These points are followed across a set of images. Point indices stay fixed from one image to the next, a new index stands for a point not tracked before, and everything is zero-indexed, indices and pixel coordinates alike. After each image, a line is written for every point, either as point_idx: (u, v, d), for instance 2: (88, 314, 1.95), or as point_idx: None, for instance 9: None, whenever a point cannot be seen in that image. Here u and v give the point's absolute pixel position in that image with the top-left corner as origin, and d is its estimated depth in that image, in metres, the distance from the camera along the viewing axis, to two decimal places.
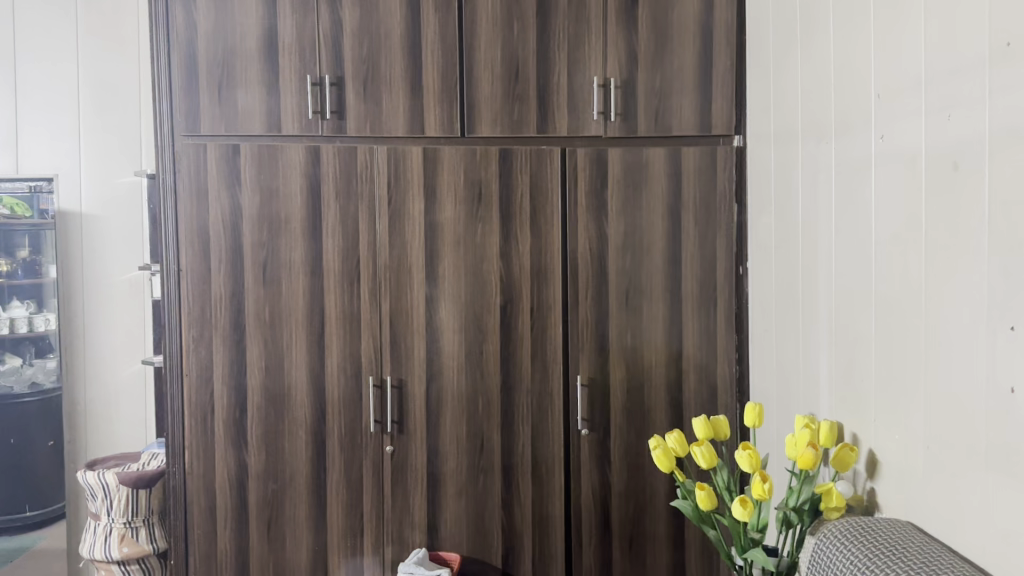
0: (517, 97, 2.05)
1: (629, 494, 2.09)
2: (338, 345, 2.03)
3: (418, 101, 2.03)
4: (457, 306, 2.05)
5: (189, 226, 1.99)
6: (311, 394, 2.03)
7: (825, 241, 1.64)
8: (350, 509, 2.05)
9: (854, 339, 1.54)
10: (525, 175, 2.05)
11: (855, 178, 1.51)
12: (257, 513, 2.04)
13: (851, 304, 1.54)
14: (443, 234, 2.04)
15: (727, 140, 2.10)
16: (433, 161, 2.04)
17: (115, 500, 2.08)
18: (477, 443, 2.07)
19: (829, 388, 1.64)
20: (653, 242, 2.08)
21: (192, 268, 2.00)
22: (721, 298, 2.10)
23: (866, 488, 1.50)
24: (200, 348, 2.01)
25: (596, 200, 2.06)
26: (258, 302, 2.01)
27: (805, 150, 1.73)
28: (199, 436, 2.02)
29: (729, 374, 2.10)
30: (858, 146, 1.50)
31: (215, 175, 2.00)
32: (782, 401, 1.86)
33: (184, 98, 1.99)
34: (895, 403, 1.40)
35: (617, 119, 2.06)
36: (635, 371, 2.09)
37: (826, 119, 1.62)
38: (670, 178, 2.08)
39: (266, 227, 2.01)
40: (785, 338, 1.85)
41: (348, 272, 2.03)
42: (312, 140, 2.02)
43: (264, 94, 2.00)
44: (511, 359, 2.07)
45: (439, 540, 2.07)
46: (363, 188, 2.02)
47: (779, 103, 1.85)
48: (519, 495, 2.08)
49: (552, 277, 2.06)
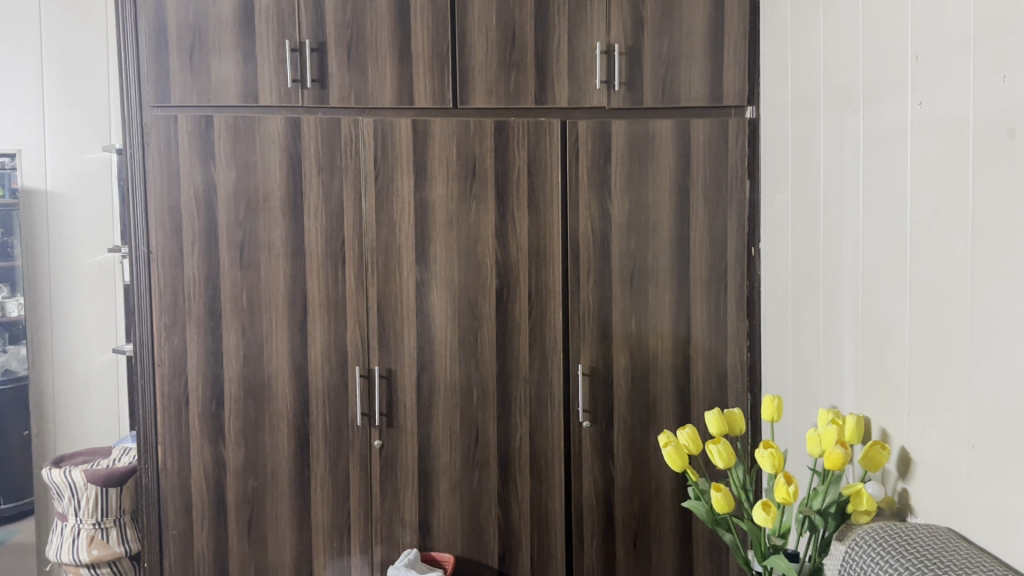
0: (513, 65, 1.90)
1: (633, 489, 1.97)
2: (322, 332, 1.90)
3: (407, 70, 1.89)
4: (449, 291, 1.92)
5: (160, 204, 1.85)
6: (294, 385, 1.90)
7: (851, 221, 1.51)
8: (336, 508, 1.92)
9: (883, 327, 1.41)
10: (522, 149, 1.91)
11: (886, 150, 1.38)
12: (236, 512, 1.90)
13: (880, 289, 1.41)
14: (434, 213, 1.90)
15: (739, 111, 1.96)
16: (423, 133, 1.89)
17: (83, 500, 1.94)
18: (472, 436, 1.94)
19: (854, 380, 1.51)
20: (659, 221, 1.94)
21: (164, 250, 1.85)
22: (732, 282, 1.96)
23: (898, 489, 1.38)
24: (173, 336, 1.87)
25: (599, 175, 1.92)
26: (235, 286, 1.87)
27: (827, 122, 1.59)
28: (173, 431, 1.88)
29: (741, 363, 1.97)
30: (890, 117, 1.36)
31: (187, 149, 1.84)
32: (800, 392, 1.73)
33: (153, 66, 1.83)
34: (933, 397, 1.27)
35: (622, 88, 1.92)
36: (639, 358, 1.95)
37: (853, 86, 1.48)
38: (678, 152, 1.94)
39: (242, 205, 1.86)
40: (803, 324, 1.72)
41: (332, 254, 1.88)
42: (291, 111, 1.88)
43: (239, 61, 1.85)
44: (507, 346, 1.93)
45: (431, 540, 1.95)
46: (348, 164, 1.88)
47: (798, 71, 1.72)
48: (516, 491, 1.96)
49: (552, 259, 1.93)
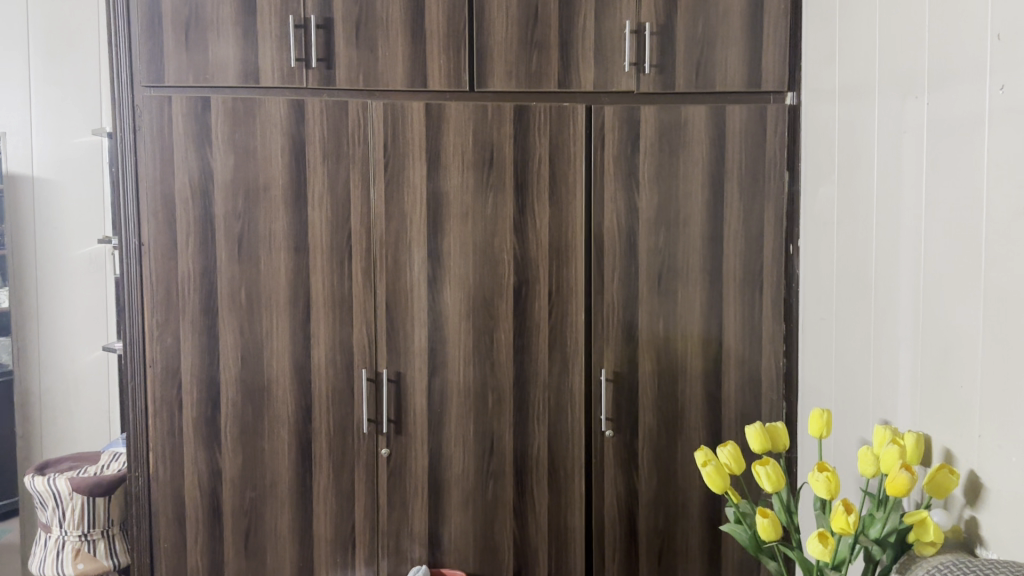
0: (536, 45, 1.76)
1: (659, 503, 1.84)
2: (326, 332, 1.76)
3: (420, 49, 1.74)
4: (464, 289, 1.78)
5: (152, 193, 1.71)
6: (296, 388, 1.76)
7: (911, 219, 1.37)
8: (339, 520, 1.79)
9: (947, 336, 1.27)
10: (544, 136, 1.77)
11: (957, 140, 1.24)
12: (233, 524, 1.77)
13: (945, 294, 1.27)
14: (448, 205, 1.76)
15: (779, 98, 1.81)
16: (437, 119, 1.75)
17: (68, 511, 1.81)
18: (486, 445, 1.81)
19: (912, 393, 1.37)
20: (691, 215, 1.80)
21: (156, 242, 1.72)
22: (767, 282, 1.82)
23: (965, 517, 1.24)
24: (165, 335, 1.73)
25: (627, 165, 1.78)
26: (233, 282, 1.73)
27: (884, 109, 1.45)
28: (165, 436, 1.75)
29: (776, 368, 1.84)
30: (964, 102, 1.22)
31: (182, 133, 1.70)
32: (847, 403, 1.59)
33: (146, 43, 1.69)
34: (1008, 418, 1.13)
35: (652, 71, 1.78)
36: (667, 363, 1.82)
37: (917, 69, 1.34)
38: (713, 141, 1.80)
39: (241, 193, 1.72)
40: (850, 328, 1.58)
41: (339, 248, 1.75)
42: (295, 93, 1.73)
43: (239, 39, 1.70)
44: (525, 349, 1.80)
45: (442, 555, 1.82)
46: (356, 150, 1.74)
47: (848, 53, 1.57)
48: (533, 504, 1.82)
49: (575, 255, 1.79)
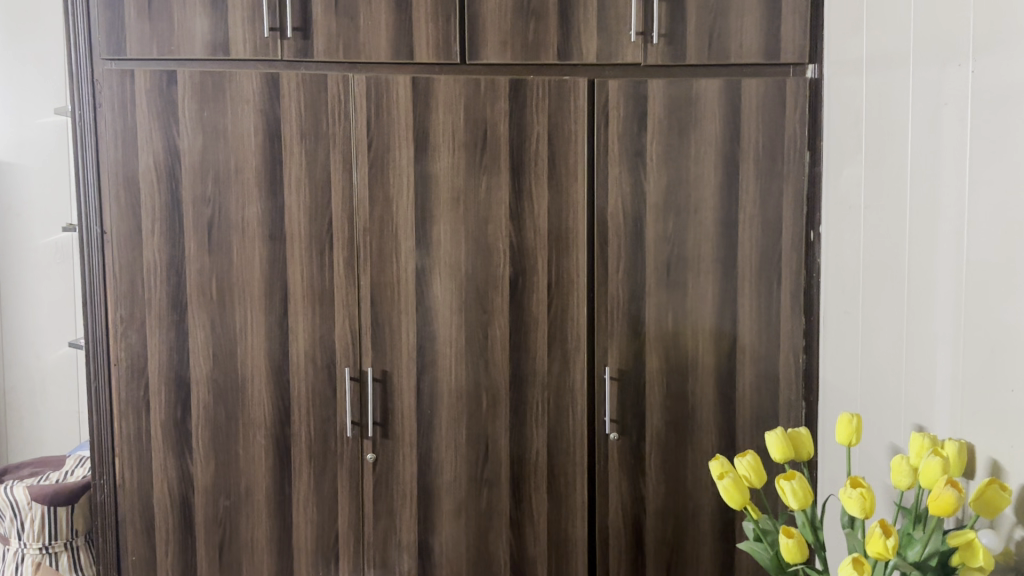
0: (533, 12, 1.61)
1: (667, 511, 1.70)
2: (305, 327, 1.62)
3: (406, 18, 1.60)
4: (455, 280, 1.64)
5: (114, 177, 1.56)
6: (273, 389, 1.62)
7: (951, 199, 1.22)
8: (321, 530, 1.66)
9: (992, 334, 1.13)
10: (541, 114, 1.62)
11: (1005, 114, 1.09)
12: (205, 536, 1.64)
13: (991, 285, 1.13)
14: (437, 188, 1.62)
15: (799, 71, 1.66)
16: (425, 95, 1.60)
17: (27, 521, 1.70)
18: (480, 449, 1.67)
19: (949, 394, 1.23)
20: (702, 200, 1.66)
21: (119, 230, 1.57)
22: (785, 272, 1.68)
23: (1016, 535, 1.10)
24: (130, 331, 1.59)
25: (632, 144, 1.64)
26: (203, 274, 1.59)
27: (919, 79, 1.30)
28: (131, 441, 1.61)
29: (794, 366, 1.70)
30: (1014, 70, 1.07)
31: (146, 109, 1.55)
32: (875, 403, 1.45)
33: (105, 10, 1.54)
34: None
35: (660, 41, 1.63)
36: (676, 360, 1.68)
37: (960, 35, 1.19)
38: (726, 117, 1.65)
39: (210, 176, 1.58)
40: (879, 321, 1.44)
41: (319, 236, 1.60)
42: (270, 67, 1.59)
43: (208, 6, 1.56)
44: (523, 345, 1.66)
45: (433, 567, 1.68)
46: (337, 129, 1.59)
47: (878, 19, 1.42)
48: (531, 512, 1.69)
49: (576, 244, 1.64)
